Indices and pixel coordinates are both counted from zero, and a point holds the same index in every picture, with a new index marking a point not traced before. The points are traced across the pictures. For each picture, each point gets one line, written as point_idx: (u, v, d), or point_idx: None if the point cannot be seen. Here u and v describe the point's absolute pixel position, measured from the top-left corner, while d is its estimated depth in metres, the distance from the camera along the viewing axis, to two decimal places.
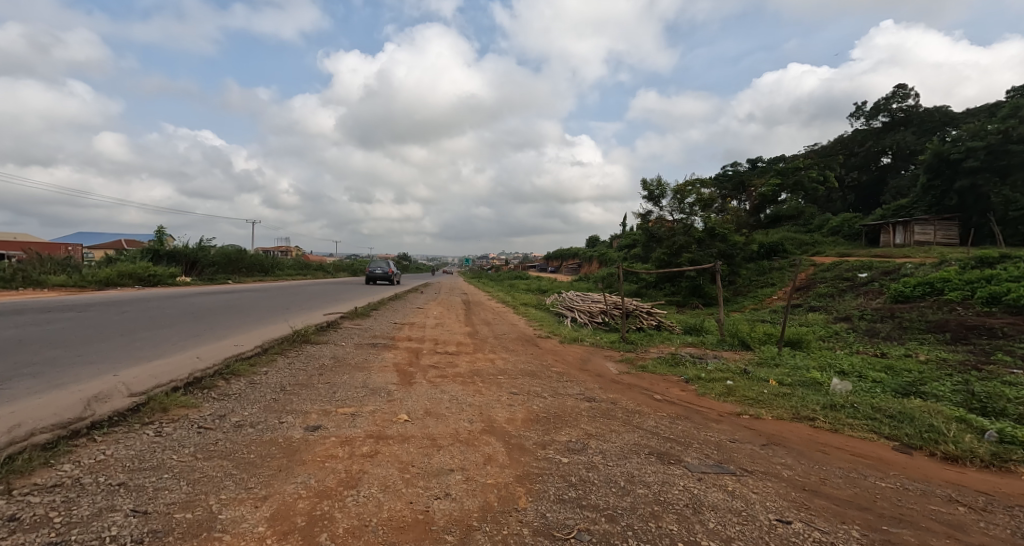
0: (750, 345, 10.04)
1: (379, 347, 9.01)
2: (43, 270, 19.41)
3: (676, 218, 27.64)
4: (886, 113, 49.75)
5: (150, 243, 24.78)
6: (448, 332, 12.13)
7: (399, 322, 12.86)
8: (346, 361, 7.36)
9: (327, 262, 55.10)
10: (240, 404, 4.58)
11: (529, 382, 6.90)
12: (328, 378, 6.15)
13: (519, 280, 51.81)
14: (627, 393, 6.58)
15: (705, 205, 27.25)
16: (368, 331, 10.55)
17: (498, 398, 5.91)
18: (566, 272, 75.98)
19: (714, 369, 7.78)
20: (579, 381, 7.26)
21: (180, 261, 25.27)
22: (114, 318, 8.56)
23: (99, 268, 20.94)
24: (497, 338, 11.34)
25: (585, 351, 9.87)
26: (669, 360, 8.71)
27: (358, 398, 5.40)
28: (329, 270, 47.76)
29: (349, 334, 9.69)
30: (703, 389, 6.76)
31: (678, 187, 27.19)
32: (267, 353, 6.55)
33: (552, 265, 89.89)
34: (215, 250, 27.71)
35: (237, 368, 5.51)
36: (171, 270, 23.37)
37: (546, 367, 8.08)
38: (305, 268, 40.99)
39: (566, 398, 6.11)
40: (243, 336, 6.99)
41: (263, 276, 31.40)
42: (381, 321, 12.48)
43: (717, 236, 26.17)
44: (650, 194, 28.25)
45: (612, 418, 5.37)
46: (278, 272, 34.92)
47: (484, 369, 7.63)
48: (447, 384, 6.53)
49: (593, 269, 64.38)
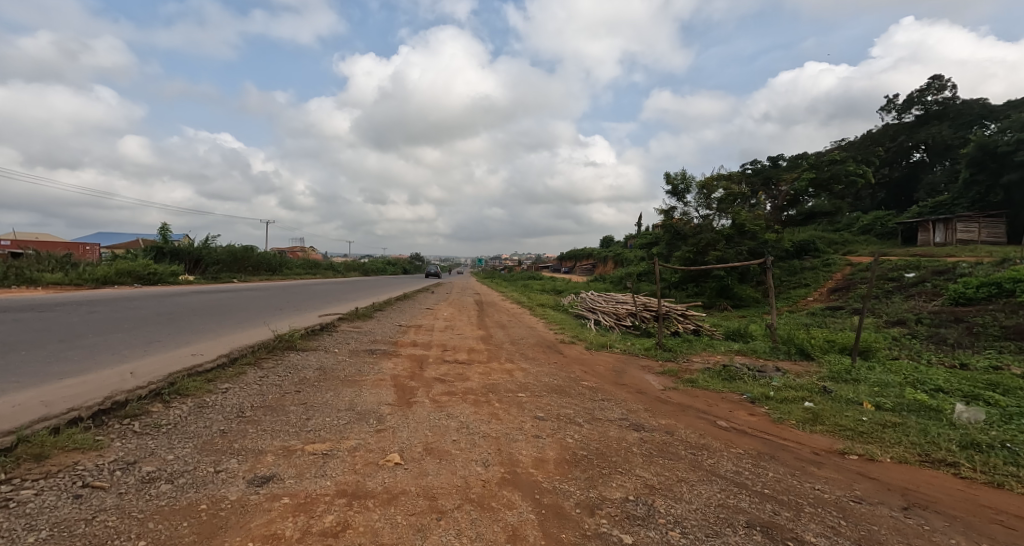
0: (812, 355, 8.55)
1: (379, 354, 7.78)
2: (40, 268, 18.72)
3: (702, 215, 26.05)
4: (920, 105, 47.11)
5: (153, 241, 24.10)
6: (459, 335, 10.86)
7: (406, 324, 11.63)
8: (335, 373, 6.10)
9: (338, 262, 54.51)
10: (168, 440, 3.35)
11: (559, 403, 5.56)
12: (306, 399, 4.88)
13: (532, 280, 50.47)
14: (683, 419, 5.19)
15: (733, 200, 25.62)
16: (369, 335, 9.32)
17: (520, 427, 4.57)
18: (581, 273, 74.33)
19: (784, 386, 6.33)
20: (619, 400, 5.90)
21: (184, 260, 24.52)
22: (78, 319, 7.51)
23: (99, 265, 20.23)
24: (514, 343, 10.02)
25: (618, 360, 8.50)
26: (721, 372, 7.29)
27: (338, 428, 4.11)
28: (339, 269, 46.96)
29: (345, 340, 8.45)
30: (778, 414, 5.34)
31: (704, 181, 25.59)
32: (234, 366, 5.33)
33: (565, 265, 88.17)
34: (221, 249, 26.96)
35: (184, 387, 4.28)
36: (173, 269, 22.60)
37: (574, 381, 6.73)
38: (314, 268, 40.24)
39: (608, 427, 4.75)
40: (208, 342, 5.81)
41: (270, 275, 30.61)
42: (386, 323, 11.26)
43: (747, 233, 24.48)
44: (674, 189, 26.69)
45: (675, 459, 4.00)
46: (286, 270, 34.16)
47: (501, 384, 6.31)
48: (456, 405, 5.22)
49: (608, 270, 62.71)
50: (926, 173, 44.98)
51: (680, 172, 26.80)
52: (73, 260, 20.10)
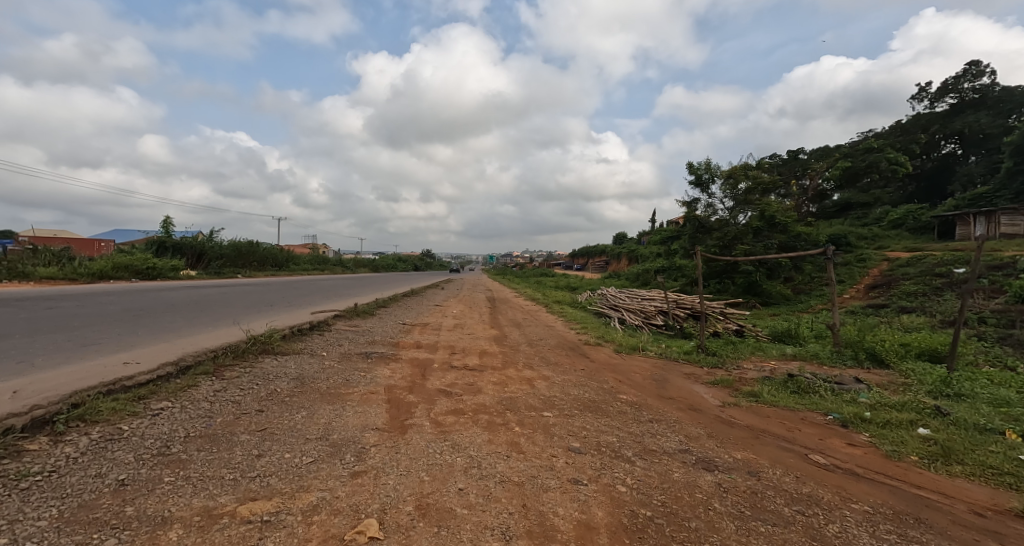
0: (887, 361, 7.15)
1: (375, 359, 6.62)
2: (34, 262, 18.00)
3: (727, 206, 24.56)
4: (954, 94, 44.57)
5: (155, 235, 23.38)
6: (469, 335, 9.68)
7: (411, 323, 10.48)
8: (315, 384, 4.93)
9: (347, 258, 53.95)
10: (20, 503, 2.21)
11: (596, 427, 4.32)
12: (266, 422, 3.71)
13: (545, 276, 49.42)
14: (763, 452, 3.92)
15: (761, 190, 24.05)
16: (366, 335, 8.17)
17: (551, 468, 3.35)
18: (594, 270, 72.81)
19: (877, 403, 4.99)
20: (671, 422, 4.64)
21: (185, 254, 23.78)
22: (29, 317, 6.53)
23: (96, 259, 19.47)
24: (531, 345, 8.79)
25: (657, 366, 7.22)
26: (788, 383, 5.95)
27: (296, 472, 2.91)
28: (348, 265, 46.25)
29: (339, 341, 7.31)
30: (890, 445, 4.02)
31: (731, 170, 24.06)
32: (184, 377, 4.21)
33: (577, 262, 86.58)
34: (224, 243, 26.18)
35: (91, 411, 3.15)
36: (174, 263, 21.84)
37: (610, 394, 5.49)
38: (322, 264, 39.42)
39: (669, 468, 3.50)
40: (157, 345, 4.70)
41: (276, 270, 29.84)
42: (389, 321, 10.14)
43: (777, 226, 22.91)
44: (698, 179, 25.20)
45: (783, 526, 2.73)
46: (293, 266, 33.41)
47: (521, 399, 5.10)
48: (465, 431, 4.00)
49: (622, 267, 61.11)
50: (960, 165, 42.61)
51: (704, 161, 25.30)
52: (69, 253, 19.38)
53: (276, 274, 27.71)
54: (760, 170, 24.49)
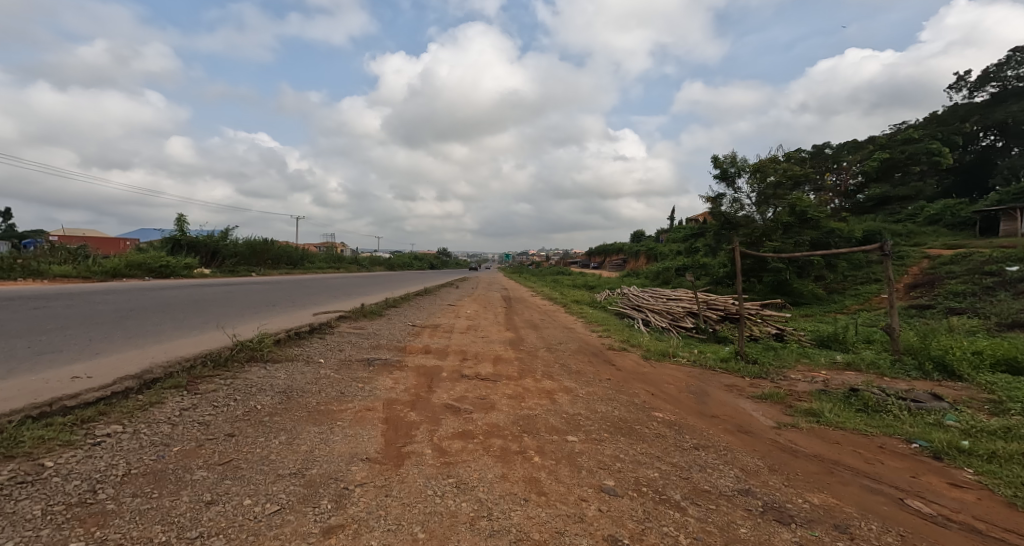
0: (963, 373, 6.20)
1: (377, 367, 5.97)
2: (50, 260, 17.97)
3: (755, 201, 23.39)
4: (997, 82, 42.08)
5: (170, 233, 23.34)
6: (483, 338, 9.00)
7: (421, 325, 9.85)
8: (303, 399, 4.28)
9: (363, 256, 53.89)
10: None
11: (632, 458, 3.57)
12: (233, 452, 3.06)
13: (561, 275, 48.51)
14: (846, 495, 3.12)
15: (791, 184, 22.82)
16: (370, 339, 7.54)
17: (581, 522, 2.62)
18: (611, 269, 71.55)
19: (972, 428, 4.12)
20: (721, 450, 3.85)
21: (200, 252, 23.72)
22: (9, 319, 6.07)
23: (110, 258, 19.42)
24: (550, 350, 8.06)
25: (693, 376, 6.40)
26: (852, 399, 5.10)
27: (250, 530, 2.25)
28: (363, 263, 46.05)
29: (339, 346, 6.68)
30: (1008, 488, 3.17)
31: (759, 163, 22.88)
32: (146, 392, 3.59)
33: (594, 260, 85.28)
34: (239, 242, 26.05)
35: (10, 443, 2.56)
36: (187, 261, 21.69)
37: (644, 413, 4.72)
38: (337, 262, 39.28)
39: (733, 521, 2.73)
40: (123, 354, 4.12)
41: (291, 269, 29.68)
42: (398, 323, 9.52)
43: (808, 221, 21.68)
44: (723, 173, 24.09)
45: None
46: (308, 264, 33.28)
47: (541, 418, 4.37)
48: (473, 463, 3.29)
49: (640, 265, 59.75)
50: (1002, 157, 40.22)
51: (730, 154, 24.29)
52: (84, 251, 19.30)
53: (290, 273, 27.48)
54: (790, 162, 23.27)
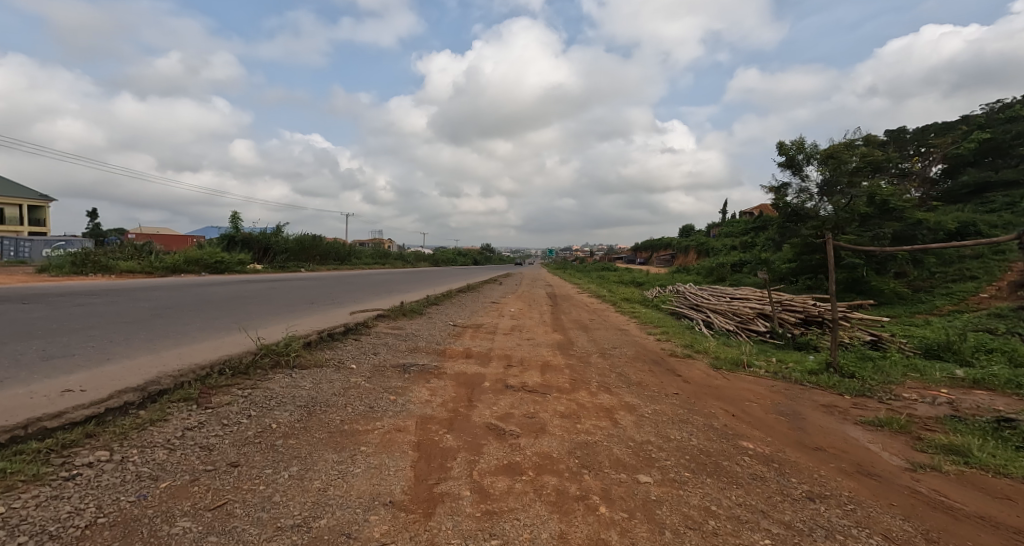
0: None
1: (413, 374, 5.38)
2: (117, 255, 18.94)
3: (827, 190, 21.29)
4: None
5: (226, 229, 24.22)
6: (528, 341, 8.29)
7: (463, 325, 9.27)
8: (326, 416, 3.72)
9: (407, 252, 54.55)
10: None
11: (729, 513, 2.72)
12: (228, 490, 2.50)
13: (607, 271, 46.95)
14: None
15: (869, 171, 20.59)
16: (407, 341, 7.00)
17: None
18: (658, 264, 68.96)
19: None
20: (848, 503, 2.92)
21: (253, 248, 24.48)
22: (47, 316, 5.99)
23: (170, 253, 20.26)
24: (603, 356, 7.24)
25: (777, 393, 5.41)
26: (1006, 433, 3.96)
27: None
28: (408, 259, 46.53)
29: (373, 349, 6.17)
30: None
31: (832, 147, 20.83)
32: (148, 408, 3.15)
33: (641, 256, 82.59)
34: (289, 238, 26.70)
35: None
36: (241, 257, 22.37)
37: (730, 442, 3.84)
38: (383, 258, 39.82)
39: None
40: (132, 361, 3.72)
41: (338, 264, 30.23)
42: (438, 323, 9.00)
43: (890, 212, 19.45)
44: (790, 161, 22.43)
45: None
46: (355, 260, 33.84)
47: (604, 448, 3.59)
48: (522, 516, 2.57)
49: (690, 260, 57.00)
50: None
51: (797, 140, 22.53)
52: (148, 247, 20.21)
53: (337, 269, 27.91)
54: (868, 147, 21.08)
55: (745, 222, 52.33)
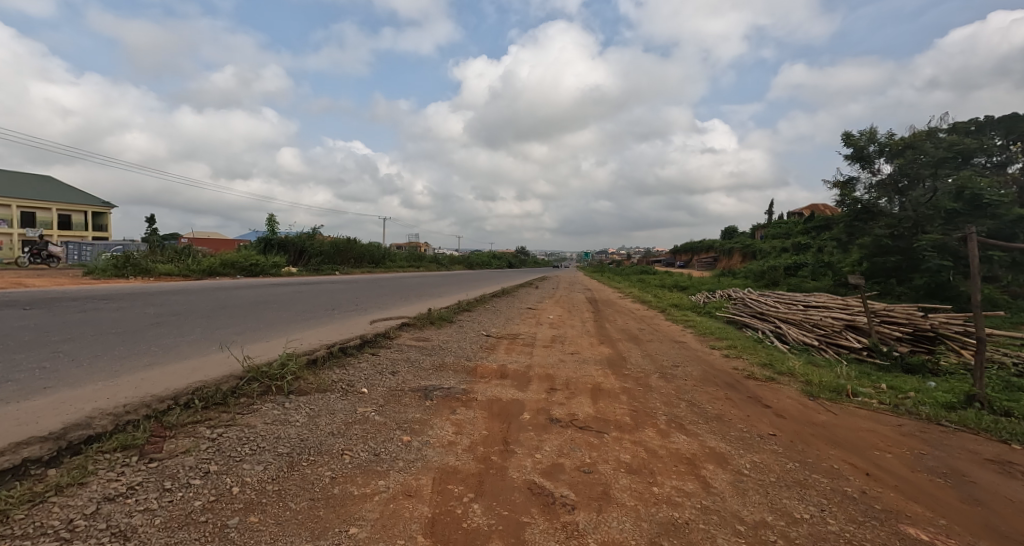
0: None
1: (437, 402, 4.41)
2: (157, 258, 19.15)
3: (901, 186, 19.32)
4: None
5: (263, 232, 24.46)
6: (572, 355, 7.19)
7: (497, 336, 8.26)
8: (312, 470, 2.76)
9: (441, 255, 54.40)
10: None
11: None
12: None
13: (646, 274, 45.00)
14: None
15: (956, 161, 18.24)
16: (433, 357, 6.04)
17: None
18: (700, 267, 66.06)
19: None
20: None
21: (289, 251, 24.56)
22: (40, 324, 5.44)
23: (208, 256, 20.39)
24: (665, 376, 6.05)
25: (911, 439, 4.07)
26: None
27: None
28: (442, 261, 46.23)
29: (389, 368, 5.22)
30: None
31: (909, 138, 18.90)
32: (61, 466, 2.28)
33: (681, 259, 79.46)
34: (324, 240, 26.72)
35: None
36: (276, 260, 22.38)
37: (890, 529, 2.60)
38: (417, 261, 39.67)
39: None
40: (71, 394, 2.94)
41: (372, 268, 30.12)
42: (469, 334, 8.03)
43: (982, 208, 17.09)
44: (858, 153, 20.66)
45: None
46: (390, 263, 33.74)
47: (704, 537, 2.44)
48: None
49: (735, 263, 54.10)
50: None
51: (867, 129, 20.50)
52: (188, 250, 20.43)
53: (371, 272, 27.69)
54: (954, 134, 18.69)
55: (796, 223, 49.01)
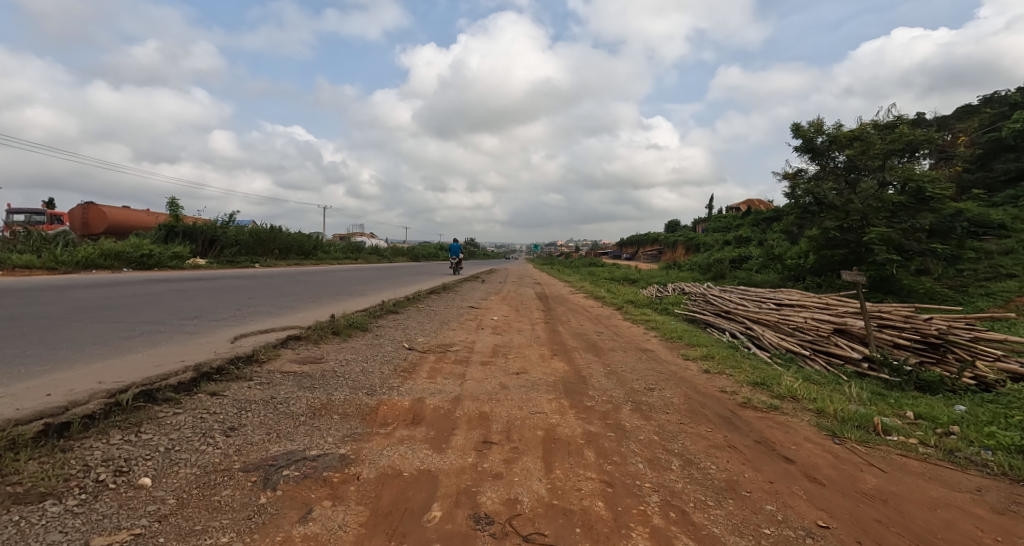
0: None
1: (282, 493, 2.57)
2: (16, 247, 15.62)
3: (849, 178, 19.23)
4: None
5: (165, 218, 21.19)
6: (518, 376, 5.57)
7: (422, 350, 6.47)
8: None
9: (383, 246, 51.33)
10: None
11: None
12: None
13: (595, 267, 44.37)
14: None
15: (904, 154, 18.20)
16: (314, 394, 4.16)
17: None
18: (645, 259, 67.03)
19: None
20: None
21: (196, 240, 21.36)
22: None
23: (86, 245, 16.98)
24: (640, 409, 4.55)
25: (1018, 523, 2.70)
26: None
27: None
28: (382, 254, 43.30)
29: (225, 422, 3.28)
30: None
31: (858, 129, 18.78)
32: None
33: (626, 251, 80.57)
34: (241, 229, 23.66)
35: None
36: (178, 251, 19.31)
37: None
38: (355, 252, 36.76)
39: None
40: None
41: (300, 259, 27.23)
42: (384, 349, 6.15)
43: (926, 201, 17.23)
44: (808, 144, 20.38)
45: None
46: (322, 254, 30.80)
47: None
48: None
49: (678, 256, 55.06)
50: None
51: (817, 119, 20.28)
52: (61, 237, 16.91)
53: (298, 265, 24.77)
54: (902, 126, 18.64)
55: (734, 217, 50.35)
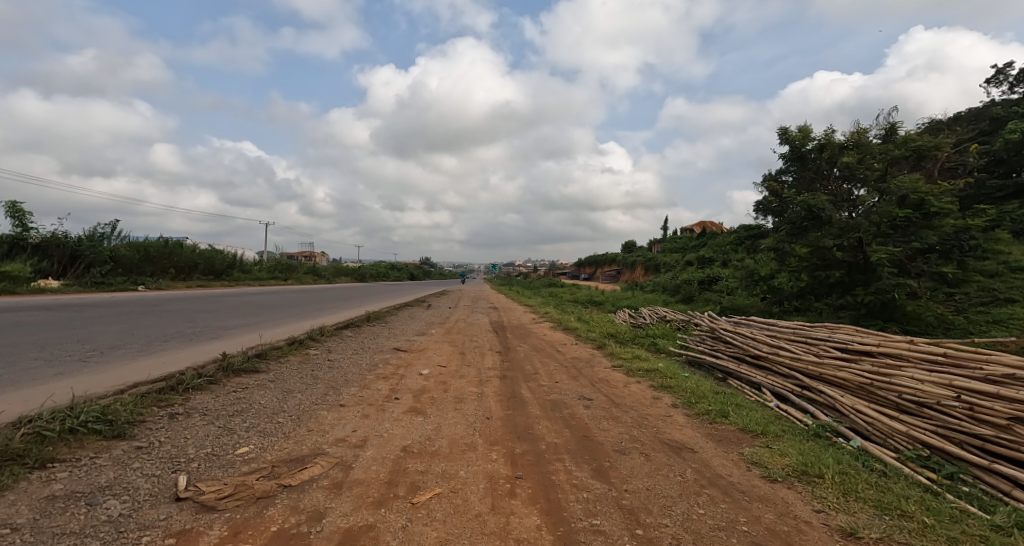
0: None
1: None
2: None
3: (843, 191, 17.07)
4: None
5: (10, 229, 16.35)
6: None
7: (209, 502, 2.75)
8: None
9: (322, 264, 46.02)
10: None
11: None
12: None
13: (553, 288, 41.33)
14: None
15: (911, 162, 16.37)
16: None
17: None
18: (603, 280, 64.81)
19: None
20: None
21: (54, 258, 16.63)
22: None
23: None
24: None
25: None
26: None
27: None
28: (320, 272, 38.63)
29: None
30: None
31: (851, 136, 17.11)
32: None
33: (585, 272, 78.49)
34: (123, 244, 18.98)
35: None
36: (16, 268, 14.51)
37: None
38: (282, 271, 31.87)
39: None
40: None
41: (206, 280, 22.50)
42: (83, 521, 2.39)
43: (929, 216, 14.90)
44: (796, 152, 18.66)
45: None
46: (238, 273, 26.00)
47: None
48: None
49: (638, 276, 53.07)
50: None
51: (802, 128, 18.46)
52: None
53: (198, 286, 20.15)
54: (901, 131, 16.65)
55: (691, 238, 49.14)
